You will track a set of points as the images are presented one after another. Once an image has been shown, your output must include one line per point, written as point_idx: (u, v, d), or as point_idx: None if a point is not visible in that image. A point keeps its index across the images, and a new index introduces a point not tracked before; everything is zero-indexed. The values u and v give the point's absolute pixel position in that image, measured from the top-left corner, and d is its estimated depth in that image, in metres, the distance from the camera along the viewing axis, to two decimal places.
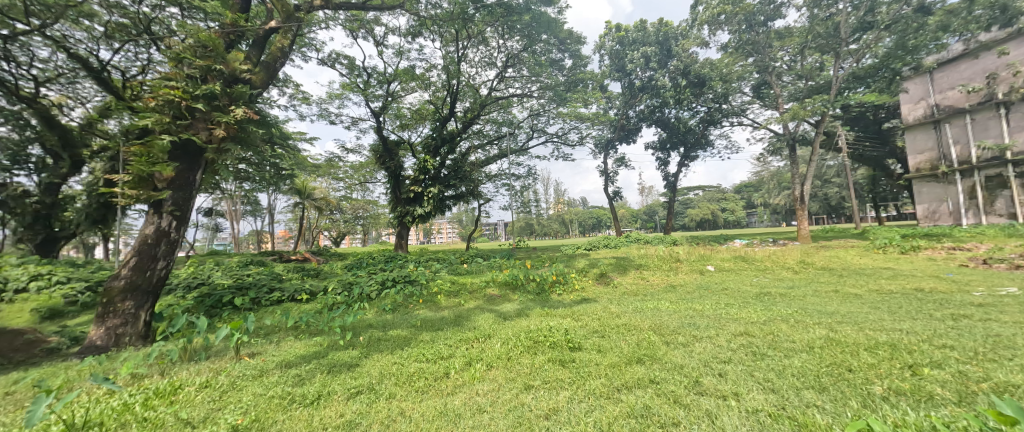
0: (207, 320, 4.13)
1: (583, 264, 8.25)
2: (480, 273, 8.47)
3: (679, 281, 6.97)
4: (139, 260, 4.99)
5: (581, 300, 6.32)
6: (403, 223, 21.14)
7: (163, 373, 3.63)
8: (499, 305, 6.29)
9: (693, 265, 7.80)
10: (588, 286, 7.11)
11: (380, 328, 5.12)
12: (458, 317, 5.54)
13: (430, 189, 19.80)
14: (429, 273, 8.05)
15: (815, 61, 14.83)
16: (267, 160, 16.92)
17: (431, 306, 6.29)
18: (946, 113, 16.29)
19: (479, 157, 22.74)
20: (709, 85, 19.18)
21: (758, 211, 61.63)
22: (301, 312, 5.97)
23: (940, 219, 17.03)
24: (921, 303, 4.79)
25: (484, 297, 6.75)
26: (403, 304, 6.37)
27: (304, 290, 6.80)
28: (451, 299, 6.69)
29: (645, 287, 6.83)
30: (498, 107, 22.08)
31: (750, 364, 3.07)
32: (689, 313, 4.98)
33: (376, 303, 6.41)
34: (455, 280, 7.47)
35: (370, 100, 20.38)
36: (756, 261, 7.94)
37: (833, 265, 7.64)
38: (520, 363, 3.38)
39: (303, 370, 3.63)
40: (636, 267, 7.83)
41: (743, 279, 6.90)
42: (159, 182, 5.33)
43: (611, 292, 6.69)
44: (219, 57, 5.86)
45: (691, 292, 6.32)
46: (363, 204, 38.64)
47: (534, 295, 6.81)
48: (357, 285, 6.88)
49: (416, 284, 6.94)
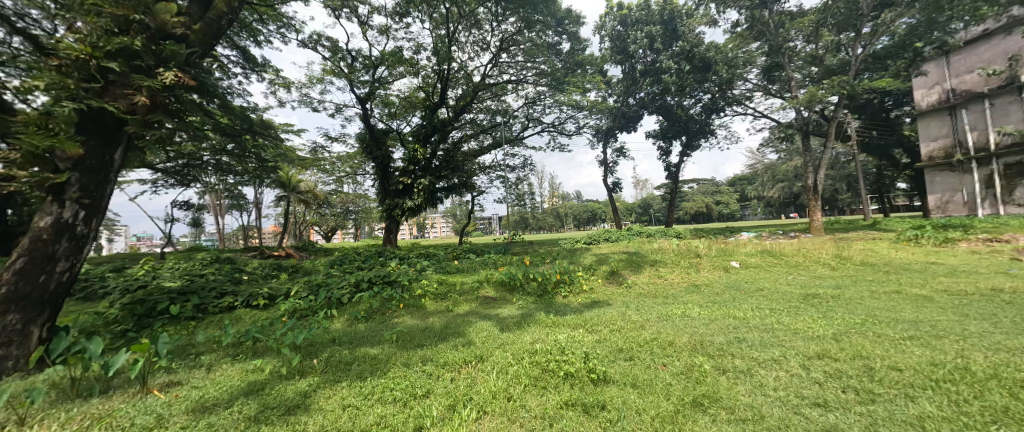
0: (101, 343, 3.09)
1: (590, 260, 7.25)
2: (473, 271, 7.44)
3: (702, 281, 6.00)
4: (29, 261, 3.89)
5: (591, 304, 5.30)
6: (392, 216, 20.01)
7: (15, 425, 2.55)
8: (495, 309, 5.28)
9: (715, 261, 6.84)
10: (598, 287, 6.10)
11: (346, 343, 4.08)
12: (445, 326, 4.50)
13: (421, 181, 18.62)
14: (414, 272, 7.00)
15: (831, 42, 13.88)
16: (249, 151, 15.80)
17: (413, 313, 5.25)
18: (963, 98, 15.53)
19: (472, 147, 21.60)
20: (715, 69, 18.19)
21: (752, 204, 61.46)
22: (253, 323, 4.89)
23: (953, 210, 16.35)
24: (1018, 310, 3.84)
25: (478, 301, 5.71)
26: (380, 311, 5.32)
27: (262, 294, 5.70)
28: (438, 304, 5.65)
29: (665, 287, 5.84)
30: (491, 93, 20.91)
31: (867, 415, 2.08)
32: (731, 322, 4.02)
33: (347, 309, 5.36)
34: (444, 280, 6.43)
35: (355, 86, 19.12)
36: (785, 256, 7.00)
37: (873, 260, 6.72)
38: (526, 408, 2.37)
39: (220, 417, 2.58)
40: (651, 263, 6.84)
41: (777, 277, 5.95)
42: (60, 163, 4.18)
43: (627, 294, 5.68)
44: (141, 6, 4.68)
45: (721, 294, 5.34)
46: (354, 198, 37.37)
47: (535, 297, 5.80)
48: (326, 287, 5.80)
49: (396, 286, 5.89)
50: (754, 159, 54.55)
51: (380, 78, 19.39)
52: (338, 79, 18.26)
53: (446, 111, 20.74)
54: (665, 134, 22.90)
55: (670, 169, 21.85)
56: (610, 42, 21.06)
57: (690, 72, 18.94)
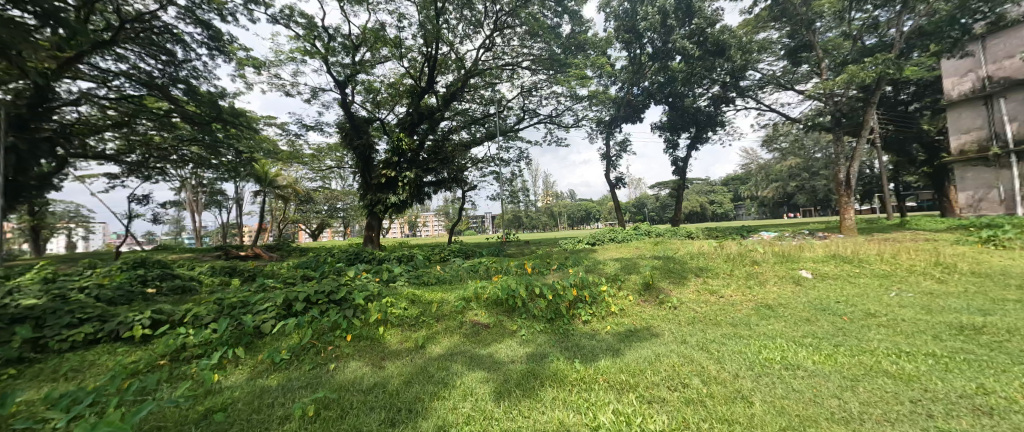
0: None
1: (612, 269, 5.54)
2: (458, 281, 5.70)
3: (775, 300, 4.32)
4: None
5: (630, 341, 3.57)
6: (374, 212, 18.17)
7: None
8: (488, 347, 3.54)
9: (779, 270, 5.17)
10: (631, 309, 4.36)
11: (226, 424, 2.31)
12: (405, 385, 2.75)
13: (406, 174, 16.75)
14: (379, 282, 5.23)
15: (868, 19, 12.35)
16: (221, 142, 13.95)
17: (366, 354, 3.48)
18: (1000, 86, 14.25)
19: (463, 138, 19.79)
20: (729, 55, 16.69)
21: (745, 203, 60.68)
22: (97, 378, 3.02)
23: (986, 209, 15.11)
24: None
25: (463, 331, 3.96)
26: (311, 350, 3.51)
27: (140, 320, 3.81)
28: (404, 335, 3.90)
29: (726, 310, 4.15)
30: (484, 79, 19.10)
31: None
32: (894, 389, 2.33)
33: (265, 348, 3.54)
34: (416, 298, 4.66)
35: (334, 68, 17.20)
36: (865, 264, 5.35)
37: (985, 271, 5.10)
38: None
39: None
40: (694, 273, 5.15)
41: (876, 297, 4.29)
42: None
43: (675, 321, 3.98)
44: None
45: (818, 324, 3.64)
46: (339, 195, 35.39)
47: (544, 324, 4.07)
48: (242, 311, 3.94)
49: (345, 307, 4.10)
50: (749, 158, 53.80)
51: (361, 61, 17.57)
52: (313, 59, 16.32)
53: (435, 98, 18.89)
54: (671, 126, 21.37)
55: (677, 164, 20.29)
56: (616, 23, 19.45)
57: (702, 57, 17.41)
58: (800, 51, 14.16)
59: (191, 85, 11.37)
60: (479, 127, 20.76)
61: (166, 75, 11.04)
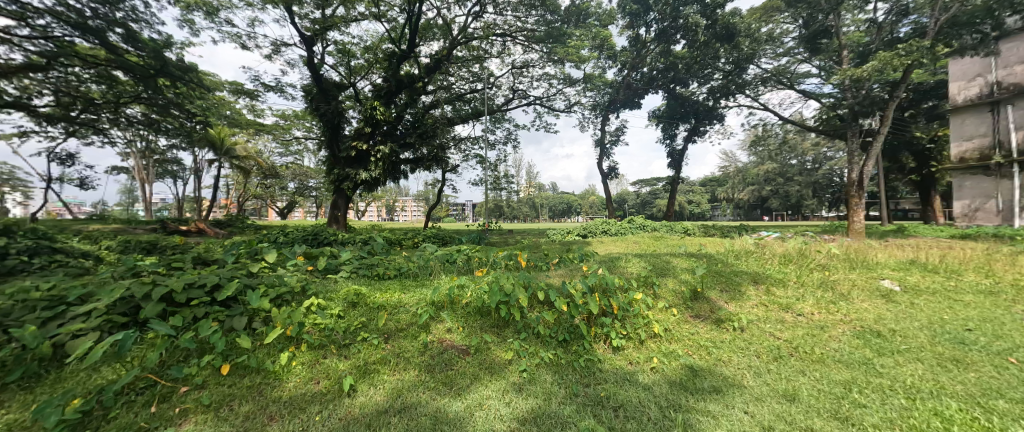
0: None
1: (639, 269, 4.13)
2: (426, 279, 4.15)
3: (887, 327, 2.98)
4: None
5: (699, 394, 2.17)
6: (342, 189, 16.22)
7: None
8: (473, 404, 2.05)
9: (861, 281, 3.86)
10: (678, 329, 2.96)
11: None
12: None
13: (380, 148, 14.82)
14: (301, 271, 3.61)
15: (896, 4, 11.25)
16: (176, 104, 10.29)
17: (246, 408, 1.93)
18: (1008, 92, 13.57)
19: (445, 113, 17.86)
20: (737, 42, 15.52)
21: (720, 205, 61.65)
22: None
23: (983, 219, 14.74)
24: None
25: (425, 358, 2.46)
26: (139, 398, 1.91)
27: None
28: (321, 363, 2.33)
29: (818, 337, 2.82)
30: (472, 48, 17.19)
31: None
32: None
33: (48, 394, 1.89)
34: (359, 301, 3.11)
35: (299, 21, 14.84)
36: (957, 276, 4.14)
37: None
38: None
39: None
40: (751, 279, 3.81)
41: (1015, 325, 3.04)
42: None
43: (751, 354, 2.62)
44: None
45: (982, 371, 2.34)
46: (309, 172, 32.71)
47: (553, 351, 2.63)
48: (39, 318, 2.23)
49: (232, 313, 2.50)
50: (728, 160, 54.09)
51: (333, 16, 15.37)
52: (274, 6, 13.95)
53: (416, 66, 16.86)
54: (669, 117, 20.26)
55: (673, 157, 19.24)
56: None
57: (709, 42, 16.12)
58: (818, 38, 12.92)
59: (133, 30, 8.26)
60: (463, 104, 18.91)
61: (101, 17, 7.75)
